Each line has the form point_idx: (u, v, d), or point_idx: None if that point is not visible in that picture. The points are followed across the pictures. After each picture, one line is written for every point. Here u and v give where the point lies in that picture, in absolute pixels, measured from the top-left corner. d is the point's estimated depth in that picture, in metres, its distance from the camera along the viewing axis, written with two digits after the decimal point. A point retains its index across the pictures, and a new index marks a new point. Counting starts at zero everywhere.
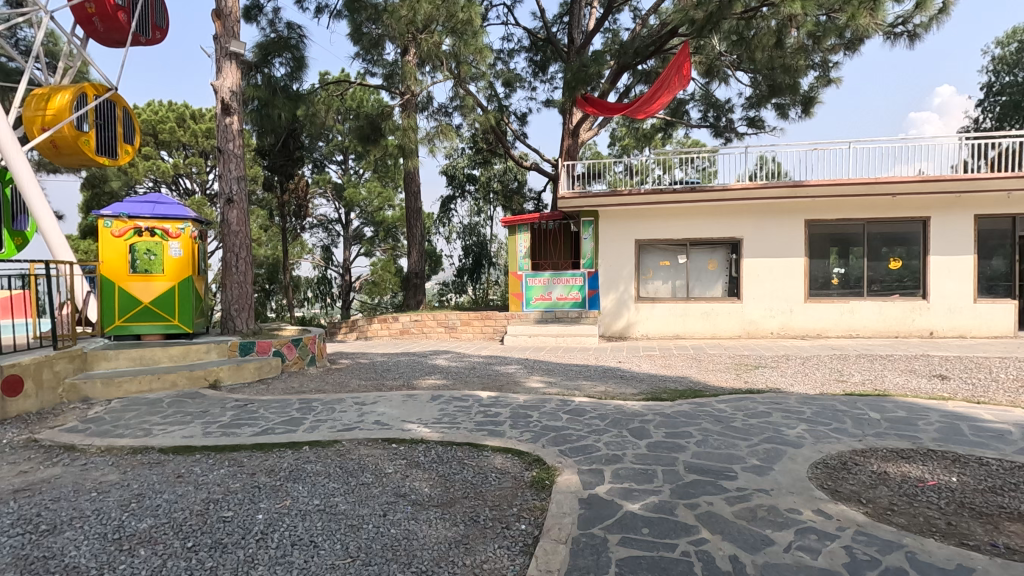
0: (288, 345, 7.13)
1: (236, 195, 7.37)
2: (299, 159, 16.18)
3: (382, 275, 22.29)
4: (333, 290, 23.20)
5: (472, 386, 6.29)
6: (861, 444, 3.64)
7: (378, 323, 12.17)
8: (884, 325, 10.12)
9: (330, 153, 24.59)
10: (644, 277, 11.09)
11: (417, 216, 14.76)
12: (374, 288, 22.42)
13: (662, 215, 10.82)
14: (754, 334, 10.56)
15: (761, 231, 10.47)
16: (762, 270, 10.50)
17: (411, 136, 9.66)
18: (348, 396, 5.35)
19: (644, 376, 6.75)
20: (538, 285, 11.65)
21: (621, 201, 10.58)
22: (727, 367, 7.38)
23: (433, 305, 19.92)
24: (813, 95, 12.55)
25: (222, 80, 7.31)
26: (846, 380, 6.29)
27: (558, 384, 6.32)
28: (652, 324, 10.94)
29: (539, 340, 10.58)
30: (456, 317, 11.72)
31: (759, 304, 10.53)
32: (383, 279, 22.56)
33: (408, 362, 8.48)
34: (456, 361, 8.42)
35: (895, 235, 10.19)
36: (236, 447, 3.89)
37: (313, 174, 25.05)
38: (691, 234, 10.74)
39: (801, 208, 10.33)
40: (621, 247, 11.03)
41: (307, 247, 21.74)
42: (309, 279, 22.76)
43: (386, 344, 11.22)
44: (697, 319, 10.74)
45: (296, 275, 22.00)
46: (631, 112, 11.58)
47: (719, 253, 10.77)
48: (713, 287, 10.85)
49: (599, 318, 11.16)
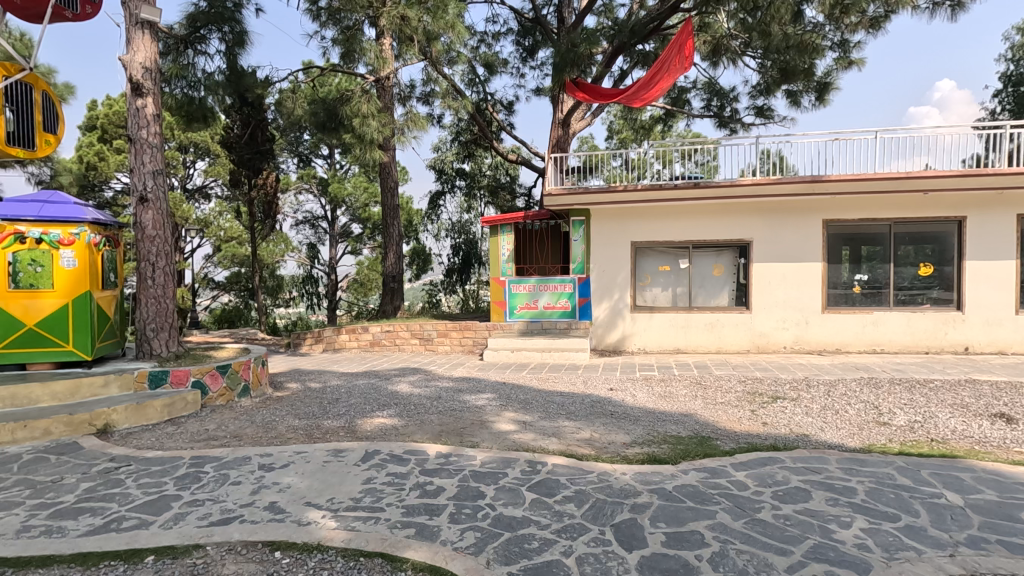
0: (212, 373, 5.93)
1: (152, 194, 6.14)
2: (269, 152, 14.99)
3: (368, 275, 21.08)
4: (320, 289, 21.91)
5: (427, 430, 5.08)
6: (958, 567, 2.45)
7: (347, 333, 10.99)
8: (912, 339, 8.93)
9: (315, 146, 23.46)
10: (641, 284, 9.91)
11: (395, 213, 13.55)
12: (360, 288, 21.25)
13: (662, 214, 9.64)
14: (764, 348, 9.38)
15: (773, 233, 9.28)
16: (773, 277, 9.32)
17: (375, 124, 8.47)
18: (258, 453, 4.16)
19: (640, 413, 5.56)
20: (522, 292, 10.34)
21: (615, 199, 9.39)
22: (740, 398, 6.19)
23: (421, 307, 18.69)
24: (829, 80, 11.41)
25: (132, 54, 6.09)
26: (890, 421, 5.08)
27: (533, 427, 5.12)
28: (650, 336, 9.76)
29: (523, 356, 9.34)
30: (433, 328, 10.51)
31: (770, 315, 9.35)
32: (369, 279, 21.41)
33: (366, 388, 7.27)
34: (422, 386, 7.23)
35: (925, 237, 9.00)
36: (46, 561, 2.69)
37: (298, 169, 23.89)
38: (694, 235, 9.56)
39: (818, 207, 9.14)
40: (616, 250, 9.85)
41: (290, 244, 20.59)
42: (293, 279, 21.49)
43: (353, 359, 10.00)
44: (700, 331, 9.56)
45: (279, 274, 20.77)
46: (627, 99, 10.36)
47: (725, 257, 9.57)
48: (719, 295, 9.65)
49: (591, 330, 9.97)
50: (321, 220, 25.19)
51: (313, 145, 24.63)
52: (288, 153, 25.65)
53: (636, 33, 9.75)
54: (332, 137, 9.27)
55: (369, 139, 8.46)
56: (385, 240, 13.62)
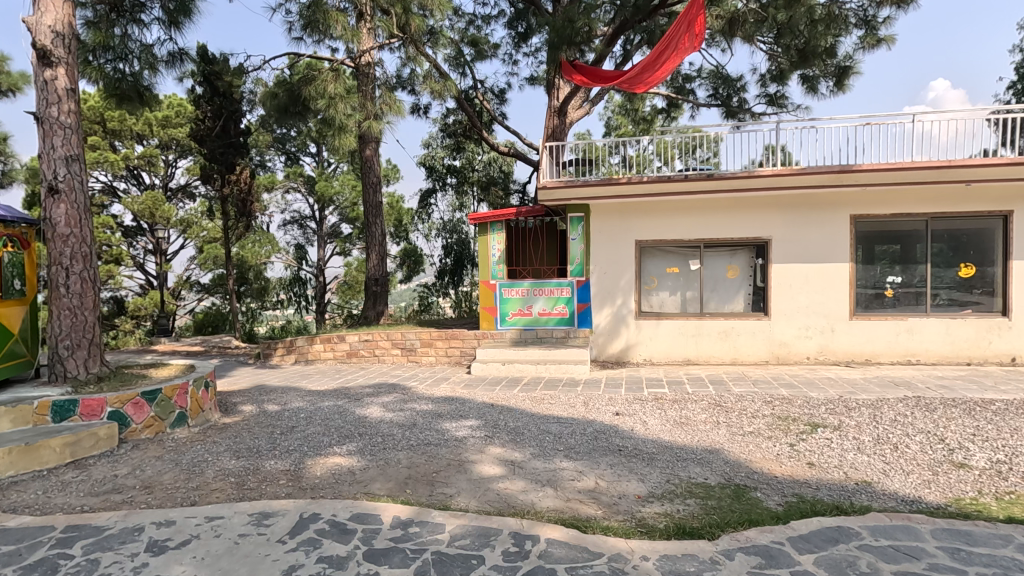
0: (136, 402, 4.91)
1: (65, 184, 5.11)
2: (243, 146, 13.98)
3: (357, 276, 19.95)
4: (308, 292, 20.81)
5: (390, 477, 4.06)
6: None
7: (321, 343, 9.94)
8: (952, 349, 7.96)
9: (302, 142, 22.55)
10: (646, 288, 8.91)
11: (377, 211, 12.52)
12: (348, 290, 20.14)
13: (669, 209, 8.65)
14: (785, 359, 8.42)
15: (795, 230, 8.30)
16: (795, 279, 8.34)
17: (342, 106, 7.45)
18: (153, 522, 3.14)
19: (654, 449, 4.56)
20: (515, 297, 9.26)
21: (617, 192, 8.39)
22: (772, 426, 5.17)
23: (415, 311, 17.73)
24: (849, 64, 10.56)
25: (39, 16, 5.06)
26: (968, 460, 4.09)
27: (524, 471, 4.11)
28: (656, 346, 8.77)
29: (516, 369, 8.32)
30: (416, 337, 9.49)
31: (791, 322, 8.38)
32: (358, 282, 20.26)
33: (330, 411, 6.23)
34: (395, 409, 6.22)
35: (965, 235, 8.05)
36: None
37: (284, 167, 22.94)
38: (706, 233, 8.57)
39: (845, 200, 8.15)
40: (618, 249, 8.85)
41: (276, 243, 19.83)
42: (281, 280, 20.26)
43: (326, 373, 8.97)
44: (713, 340, 8.58)
45: (266, 275, 19.75)
46: (629, 83, 9.37)
47: (741, 257, 8.60)
48: (733, 300, 8.68)
49: (591, 339, 8.95)
50: (309, 219, 24.15)
51: (300, 142, 23.61)
52: (274, 151, 24.69)
53: (642, 8, 8.76)
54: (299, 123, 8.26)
55: (338, 123, 7.45)
56: (366, 239, 12.57)
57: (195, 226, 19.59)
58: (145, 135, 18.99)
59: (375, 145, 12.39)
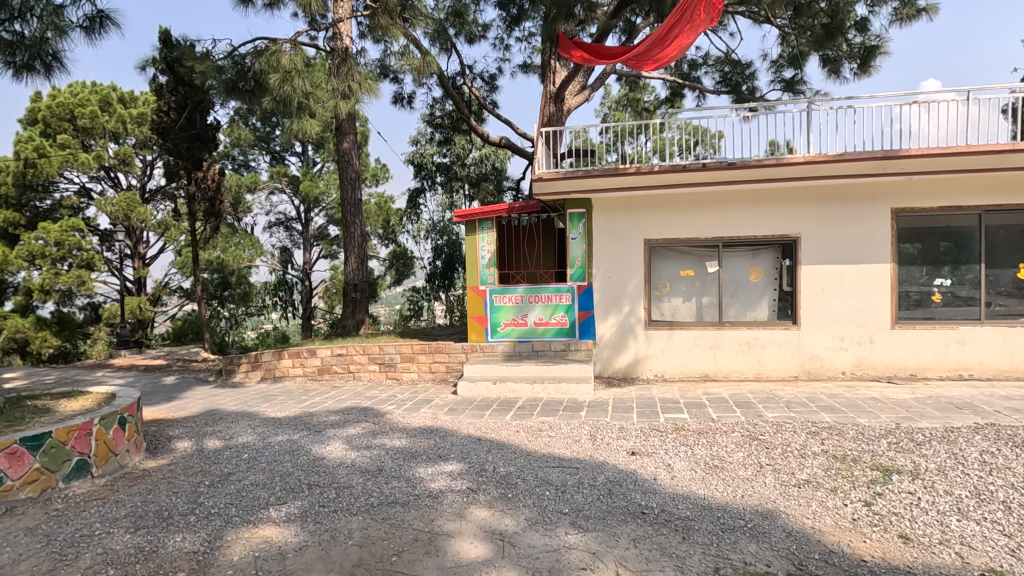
0: (11, 452, 3.79)
1: None
2: (213, 140, 12.81)
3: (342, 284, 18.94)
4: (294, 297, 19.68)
5: (333, 565, 2.95)
6: None
7: (289, 358, 8.80)
8: (1009, 361, 6.93)
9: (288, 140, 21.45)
10: (657, 293, 7.86)
11: (356, 210, 11.42)
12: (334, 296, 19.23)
13: (683, 204, 7.58)
14: (817, 374, 7.38)
15: (828, 227, 7.26)
16: (826, 283, 7.32)
17: (297, 82, 6.43)
18: None
19: (690, 511, 3.47)
20: (507, 305, 8.17)
21: (624, 185, 7.31)
22: (831, 472, 4.08)
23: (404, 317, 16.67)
24: (877, 45, 9.70)
25: None
26: None
27: (518, 553, 3.01)
28: (669, 360, 7.70)
29: (509, 390, 7.22)
30: (396, 351, 8.39)
31: (823, 332, 7.34)
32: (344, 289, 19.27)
33: (280, 448, 5.11)
34: (362, 447, 5.10)
35: (1023, 230, 7.04)
36: None
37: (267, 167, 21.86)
38: (725, 230, 7.51)
39: (885, 192, 7.10)
40: (625, 250, 7.77)
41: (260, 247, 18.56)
42: (266, 284, 19.17)
43: (293, 394, 7.83)
44: (734, 353, 7.53)
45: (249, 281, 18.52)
46: (635, 61, 8.29)
47: (764, 258, 7.58)
48: (756, 306, 7.64)
49: (595, 352, 7.86)
50: (294, 221, 23.03)
51: (284, 140, 22.51)
52: (258, 150, 23.60)
53: None
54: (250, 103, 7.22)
55: (296, 104, 6.57)
56: (344, 242, 11.47)
57: (173, 229, 18.45)
58: (119, 134, 17.82)
59: (354, 138, 11.37)
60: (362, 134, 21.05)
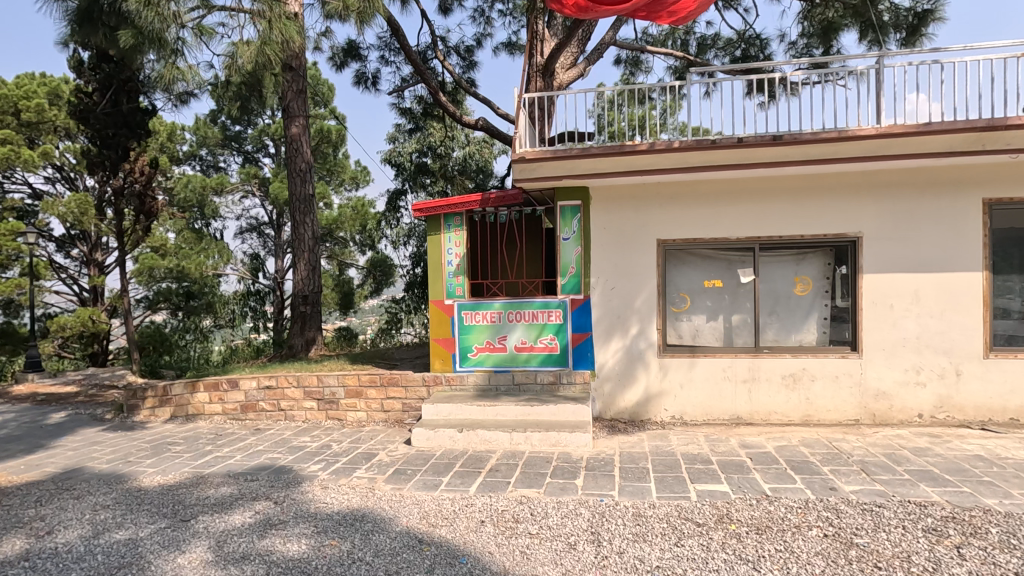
0: None
1: None
2: (143, 127, 10.87)
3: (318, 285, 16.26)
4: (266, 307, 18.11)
5: None
6: None
7: (205, 392, 6.92)
8: None
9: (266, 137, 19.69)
10: (673, 310, 6.11)
11: (306, 206, 9.59)
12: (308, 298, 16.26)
13: (707, 194, 5.84)
14: (884, 417, 5.62)
15: (898, 224, 5.55)
16: (896, 296, 5.60)
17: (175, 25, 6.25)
18: None
19: None
20: (479, 325, 6.34)
21: (633, 168, 5.55)
22: None
23: (386, 331, 14.66)
24: (931, 9, 8.20)
25: None
26: None
27: None
28: (690, 397, 5.92)
29: (479, 440, 5.39)
30: (338, 383, 6.55)
31: (892, 362, 5.61)
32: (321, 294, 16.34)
33: (103, 562, 3.23)
34: (238, 557, 3.25)
35: None
36: None
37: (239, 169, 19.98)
38: (763, 229, 5.77)
39: (975, 178, 5.41)
40: (633, 255, 6.00)
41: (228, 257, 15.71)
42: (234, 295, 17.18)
43: (198, 443, 5.95)
44: (774, 389, 5.78)
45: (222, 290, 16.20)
46: (646, 12, 6.61)
47: (812, 264, 5.87)
48: (803, 327, 5.92)
49: (593, 389, 6.07)
50: (266, 226, 21.13)
51: (255, 138, 20.73)
52: (227, 150, 21.78)
53: None
54: (101, 39, 7.14)
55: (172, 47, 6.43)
56: (293, 246, 9.65)
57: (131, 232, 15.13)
58: (71, 130, 15.68)
59: (304, 122, 9.55)
60: (337, 132, 19.03)
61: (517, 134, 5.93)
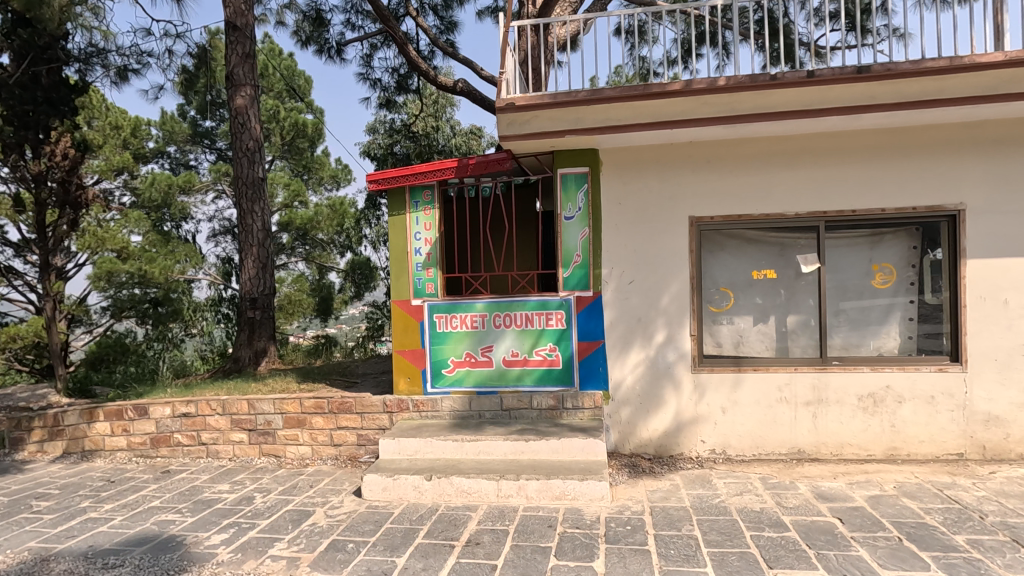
0: None
1: None
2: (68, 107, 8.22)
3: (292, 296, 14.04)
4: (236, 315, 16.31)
5: None
6: None
7: (104, 423, 5.36)
8: None
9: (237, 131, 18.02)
10: (709, 309, 4.67)
11: (255, 192, 8.06)
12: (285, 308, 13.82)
13: (756, 156, 4.42)
14: (996, 450, 4.21)
15: (1011, 193, 4.16)
16: (1010, 288, 4.20)
17: None
18: None
19: None
20: (456, 331, 4.86)
21: (660, 117, 4.11)
22: None
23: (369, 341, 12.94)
24: None
25: None
26: None
27: None
28: (735, 426, 4.47)
29: (455, 492, 3.90)
30: (274, 410, 5.02)
31: (1006, 377, 4.19)
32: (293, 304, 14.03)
33: None
34: None
35: None
36: None
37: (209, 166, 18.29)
38: (830, 201, 4.35)
39: None
40: (657, 237, 4.56)
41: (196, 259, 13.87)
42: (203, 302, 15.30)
43: (75, 496, 4.40)
44: (847, 414, 4.35)
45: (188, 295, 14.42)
46: None
47: (894, 248, 4.45)
48: (885, 332, 4.47)
49: (607, 415, 4.61)
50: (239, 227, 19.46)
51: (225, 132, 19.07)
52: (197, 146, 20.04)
53: None
54: None
55: None
56: (239, 240, 8.11)
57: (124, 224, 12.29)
58: None
59: (252, 92, 8.04)
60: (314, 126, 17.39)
61: (504, 77, 4.49)
